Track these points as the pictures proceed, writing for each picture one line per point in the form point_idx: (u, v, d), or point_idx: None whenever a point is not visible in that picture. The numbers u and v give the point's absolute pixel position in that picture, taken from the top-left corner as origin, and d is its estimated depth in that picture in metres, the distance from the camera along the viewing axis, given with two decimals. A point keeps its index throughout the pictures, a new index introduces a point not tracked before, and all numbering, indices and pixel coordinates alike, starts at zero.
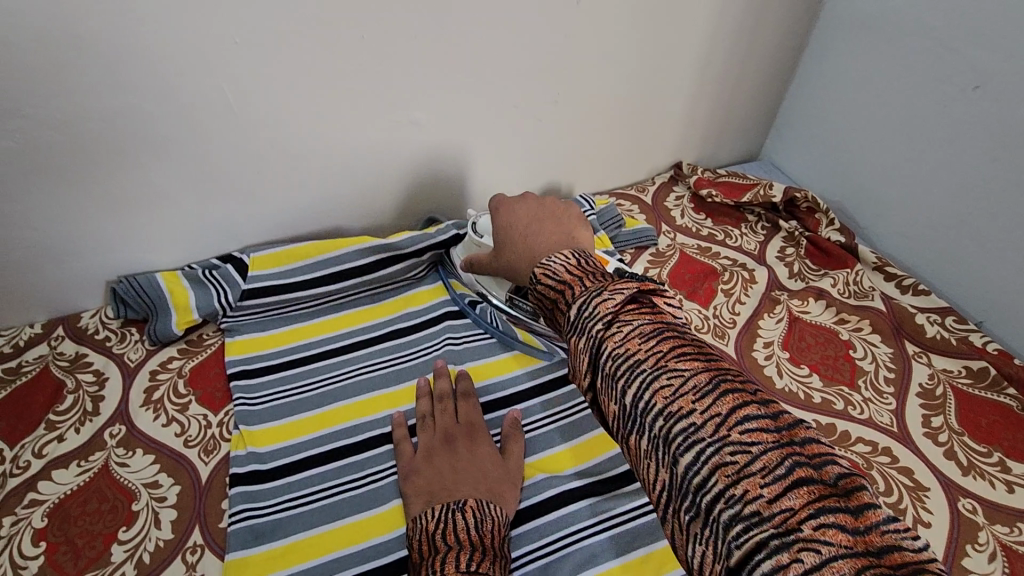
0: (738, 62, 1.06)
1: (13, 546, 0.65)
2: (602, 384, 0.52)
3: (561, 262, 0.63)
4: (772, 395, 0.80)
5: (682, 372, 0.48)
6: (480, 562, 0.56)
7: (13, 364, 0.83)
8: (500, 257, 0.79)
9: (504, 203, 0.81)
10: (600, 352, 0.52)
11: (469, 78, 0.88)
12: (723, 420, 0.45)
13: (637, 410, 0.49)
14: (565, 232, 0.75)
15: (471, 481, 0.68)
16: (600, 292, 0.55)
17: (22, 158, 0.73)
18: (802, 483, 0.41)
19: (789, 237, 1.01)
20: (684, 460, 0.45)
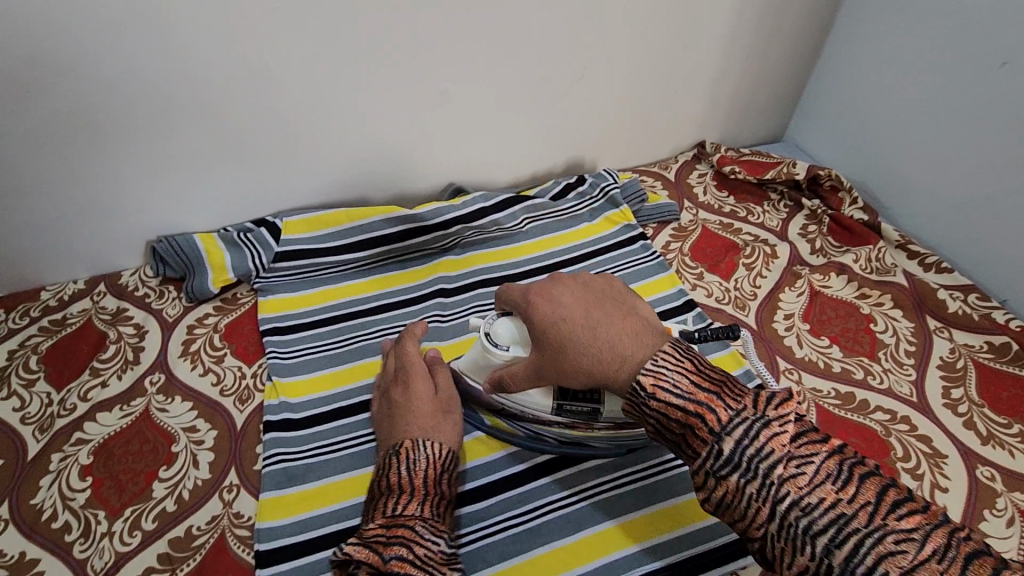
0: (764, 41, 1.06)
1: (62, 479, 0.69)
2: (725, 482, 0.49)
3: (670, 364, 0.53)
4: (792, 364, 0.81)
5: (809, 458, 0.47)
6: (408, 505, 0.59)
7: (59, 316, 0.87)
8: (562, 365, 0.60)
9: (542, 291, 0.65)
10: (733, 455, 0.48)
11: (498, 50, 0.90)
12: (873, 509, 0.44)
13: (771, 504, 0.47)
14: (636, 315, 0.60)
15: (405, 423, 0.67)
16: (759, 419, 0.49)
17: (74, 116, 0.77)
18: (972, 560, 0.41)
19: (812, 214, 1.02)
20: (843, 552, 0.43)
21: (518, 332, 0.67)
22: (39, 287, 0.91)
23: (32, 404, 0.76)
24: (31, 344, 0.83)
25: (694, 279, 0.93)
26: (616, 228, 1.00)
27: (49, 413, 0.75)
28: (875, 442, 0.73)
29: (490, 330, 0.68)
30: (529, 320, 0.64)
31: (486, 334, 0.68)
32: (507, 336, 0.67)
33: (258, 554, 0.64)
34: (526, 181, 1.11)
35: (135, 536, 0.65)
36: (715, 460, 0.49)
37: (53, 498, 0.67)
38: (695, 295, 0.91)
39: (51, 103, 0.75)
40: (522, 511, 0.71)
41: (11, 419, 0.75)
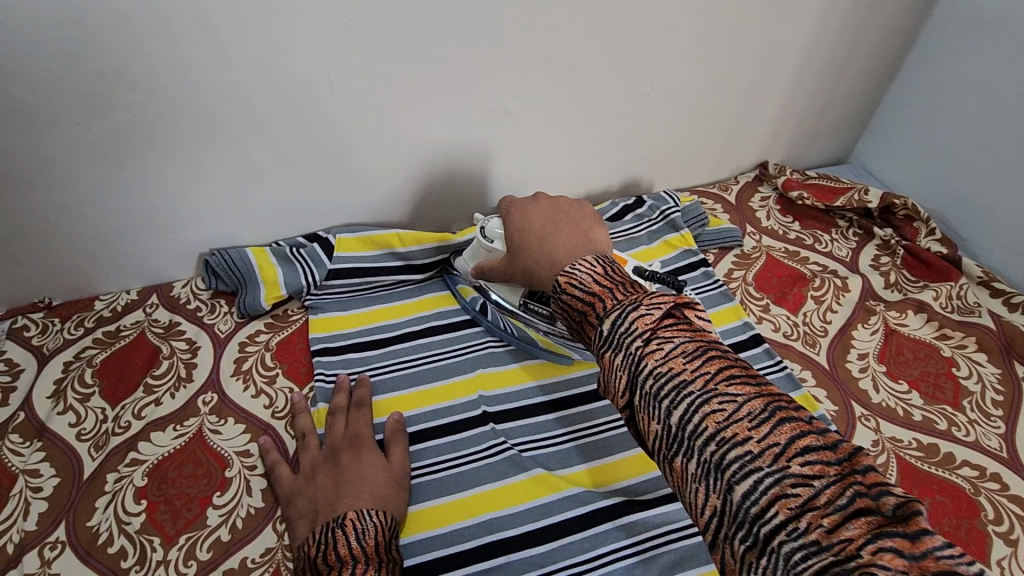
0: (839, 61, 1.01)
1: (117, 503, 0.68)
2: (604, 359, 0.54)
3: (585, 269, 0.62)
4: (868, 410, 0.76)
5: (673, 339, 0.52)
6: (365, 573, 0.56)
7: (113, 328, 0.87)
8: (515, 264, 0.74)
9: (517, 207, 0.77)
10: (607, 334, 0.54)
11: (567, 69, 0.87)
12: (782, 450, 0.44)
13: (670, 419, 0.49)
14: (585, 235, 0.71)
15: (350, 493, 0.64)
16: (635, 306, 0.54)
17: (137, 130, 0.76)
18: (861, 513, 0.41)
19: (884, 244, 0.96)
20: (736, 481, 0.45)
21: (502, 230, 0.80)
22: (94, 296, 0.92)
23: (88, 419, 0.76)
24: (86, 356, 0.83)
25: (759, 311, 0.88)
26: (675, 252, 0.95)
27: (103, 429, 0.75)
28: (965, 501, 0.68)
29: (487, 228, 0.82)
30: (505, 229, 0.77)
31: (483, 230, 0.83)
32: (498, 234, 0.80)
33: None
34: (580, 200, 1.08)
35: (189, 566, 0.64)
36: (597, 338, 0.55)
37: (108, 521, 0.67)
38: (761, 328, 0.86)
39: (116, 117, 0.74)
40: (584, 558, 0.67)
41: (66, 434, 0.74)
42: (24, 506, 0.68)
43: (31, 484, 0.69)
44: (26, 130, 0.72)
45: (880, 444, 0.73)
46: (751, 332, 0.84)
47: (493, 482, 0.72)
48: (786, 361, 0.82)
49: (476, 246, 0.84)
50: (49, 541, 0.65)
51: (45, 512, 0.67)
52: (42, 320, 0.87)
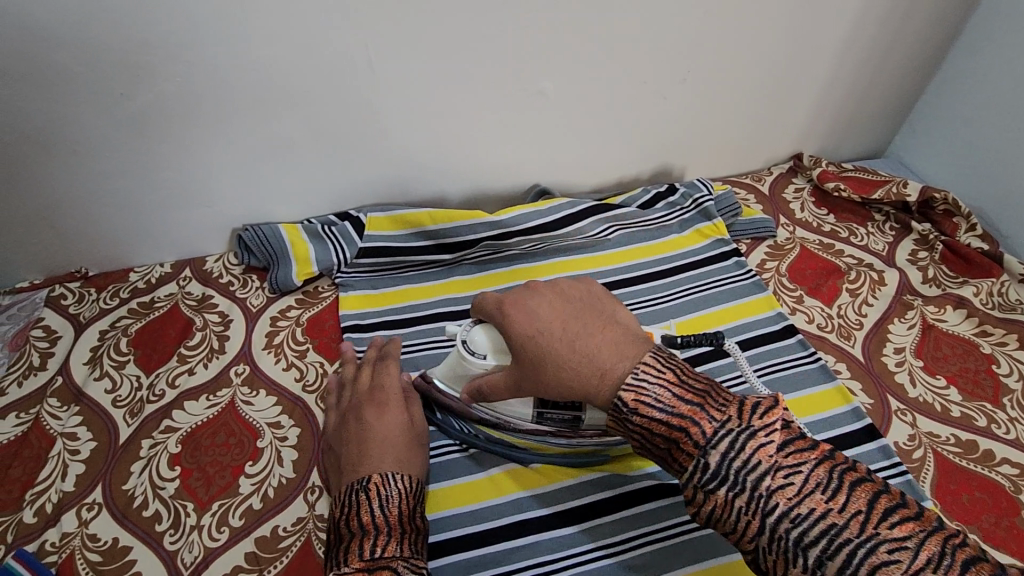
0: (881, 50, 0.99)
1: (152, 467, 0.69)
2: (713, 495, 0.46)
3: (651, 376, 0.51)
4: (904, 404, 0.75)
5: (801, 468, 0.45)
6: (386, 545, 0.55)
7: (148, 299, 0.88)
8: (542, 377, 0.57)
9: (515, 303, 0.61)
10: (715, 468, 0.46)
11: (605, 52, 0.86)
12: (865, 518, 0.42)
13: (761, 519, 0.44)
14: (612, 322, 0.58)
15: (375, 455, 0.63)
16: (740, 429, 0.47)
17: (177, 102, 0.77)
18: (975, 562, 0.40)
19: (922, 239, 0.95)
20: (834, 563, 0.42)
21: (491, 342, 0.65)
22: (129, 268, 0.93)
23: (123, 386, 0.77)
24: (121, 326, 0.84)
25: (793, 302, 0.87)
26: (707, 241, 0.94)
27: (138, 397, 0.76)
28: (1004, 498, 0.67)
29: (467, 339, 0.66)
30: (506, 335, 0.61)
31: (464, 342, 0.67)
32: (484, 346, 0.65)
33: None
34: (611, 187, 1.07)
35: (222, 532, 0.65)
36: (702, 474, 0.47)
37: (143, 485, 0.68)
38: (794, 319, 0.85)
39: (158, 88, 0.75)
40: (613, 540, 0.67)
41: (102, 400, 0.76)
42: (62, 467, 0.69)
43: (69, 446, 0.71)
44: (70, 99, 0.73)
45: (917, 439, 0.72)
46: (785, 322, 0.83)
47: (522, 462, 0.72)
48: (820, 352, 0.81)
49: (458, 359, 0.68)
50: (86, 502, 0.66)
51: (83, 474, 0.68)
52: (79, 290, 0.89)
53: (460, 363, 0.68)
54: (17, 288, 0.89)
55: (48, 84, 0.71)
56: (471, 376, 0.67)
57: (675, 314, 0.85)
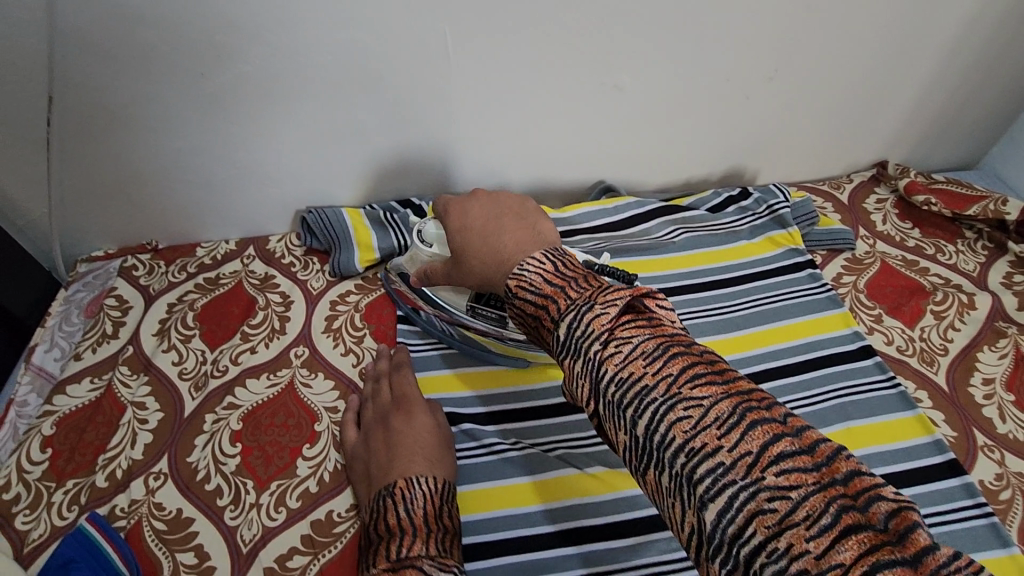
0: (991, 54, 0.91)
1: (214, 443, 0.71)
2: (563, 366, 0.44)
3: (536, 267, 0.50)
4: (993, 442, 0.70)
5: (633, 339, 0.41)
6: (411, 545, 0.53)
7: (213, 275, 0.90)
8: (462, 269, 0.64)
9: (457, 206, 0.68)
10: (564, 339, 0.43)
11: (688, 47, 0.82)
12: (672, 378, 0.38)
13: (593, 382, 0.41)
14: (530, 226, 0.61)
15: (400, 459, 0.63)
16: (587, 304, 0.43)
17: (253, 82, 0.77)
18: (852, 532, 0.31)
19: (1018, 262, 0.88)
20: (645, 425, 0.38)
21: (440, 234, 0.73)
22: (196, 243, 0.95)
23: (189, 359, 0.79)
24: (188, 300, 0.86)
25: (871, 321, 0.82)
26: (780, 250, 0.90)
27: (202, 372, 0.78)
28: None
29: (422, 229, 0.75)
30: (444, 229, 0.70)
31: (418, 233, 0.75)
32: (432, 237, 0.74)
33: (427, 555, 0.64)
34: (678, 187, 1.03)
35: (280, 512, 0.65)
36: (556, 345, 0.44)
37: (206, 459, 0.69)
38: (872, 340, 0.80)
39: (238, 68, 0.75)
40: (671, 556, 0.65)
41: (169, 372, 0.78)
42: (131, 435, 0.71)
43: (137, 415, 0.73)
44: (153, 76, 0.74)
45: (1005, 479, 0.67)
46: (862, 342, 0.78)
47: (579, 467, 0.71)
48: (899, 376, 0.76)
49: (413, 250, 0.77)
50: (152, 471, 0.68)
51: (150, 444, 0.70)
52: (149, 262, 0.92)
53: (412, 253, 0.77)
54: (93, 257, 0.92)
55: (133, 60, 0.72)
56: (419, 264, 0.76)
57: (743, 325, 0.81)
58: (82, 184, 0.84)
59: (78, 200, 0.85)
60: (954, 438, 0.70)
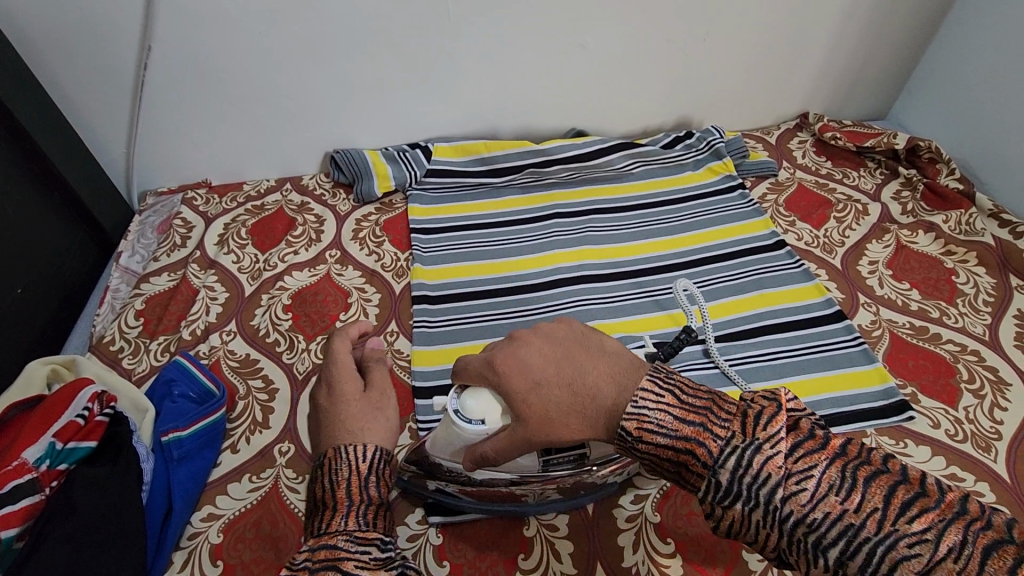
0: (881, 18, 1.14)
1: (271, 311, 0.91)
2: (731, 513, 0.42)
3: (652, 402, 0.46)
4: (872, 300, 0.91)
5: (814, 472, 0.40)
6: (335, 520, 0.49)
7: (259, 203, 1.10)
8: (543, 436, 0.50)
9: (504, 356, 0.53)
10: (731, 488, 0.41)
11: (638, 11, 1.04)
12: (881, 515, 0.38)
13: (780, 528, 0.40)
14: (604, 357, 0.50)
15: (328, 433, 0.56)
16: (753, 447, 0.41)
17: (296, 41, 0.98)
18: (990, 549, 0.35)
19: (906, 182, 1.09)
20: (856, 564, 0.38)
21: (492, 403, 0.53)
22: (243, 181, 1.16)
23: (245, 259, 0.99)
24: (240, 220, 1.07)
25: (787, 224, 1.04)
26: (718, 177, 1.11)
27: (257, 267, 0.98)
28: (943, 365, 0.81)
29: (460, 405, 0.54)
30: (505, 395, 0.52)
31: (457, 410, 0.55)
32: (480, 410, 0.53)
33: (414, 388, 0.81)
34: (637, 134, 1.26)
35: (325, 354, 0.85)
36: (716, 494, 0.42)
37: (265, 322, 0.89)
38: (785, 237, 1.02)
39: (287, 28, 0.96)
40: None
41: (230, 268, 0.98)
42: (205, 307, 0.91)
43: (209, 295, 0.93)
44: (220, 34, 0.95)
45: (877, 322, 0.87)
46: (776, 236, 1.00)
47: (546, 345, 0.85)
48: (804, 260, 0.97)
49: (447, 424, 0.56)
50: (224, 329, 0.88)
51: (222, 311, 0.91)
52: (206, 194, 1.12)
53: (449, 427, 0.56)
54: (159, 191, 1.13)
55: (206, 21, 0.93)
56: (468, 443, 0.56)
57: (684, 230, 1.03)
58: (155, 127, 1.04)
59: (153, 142, 1.06)
60: (842, 297, 0.91)
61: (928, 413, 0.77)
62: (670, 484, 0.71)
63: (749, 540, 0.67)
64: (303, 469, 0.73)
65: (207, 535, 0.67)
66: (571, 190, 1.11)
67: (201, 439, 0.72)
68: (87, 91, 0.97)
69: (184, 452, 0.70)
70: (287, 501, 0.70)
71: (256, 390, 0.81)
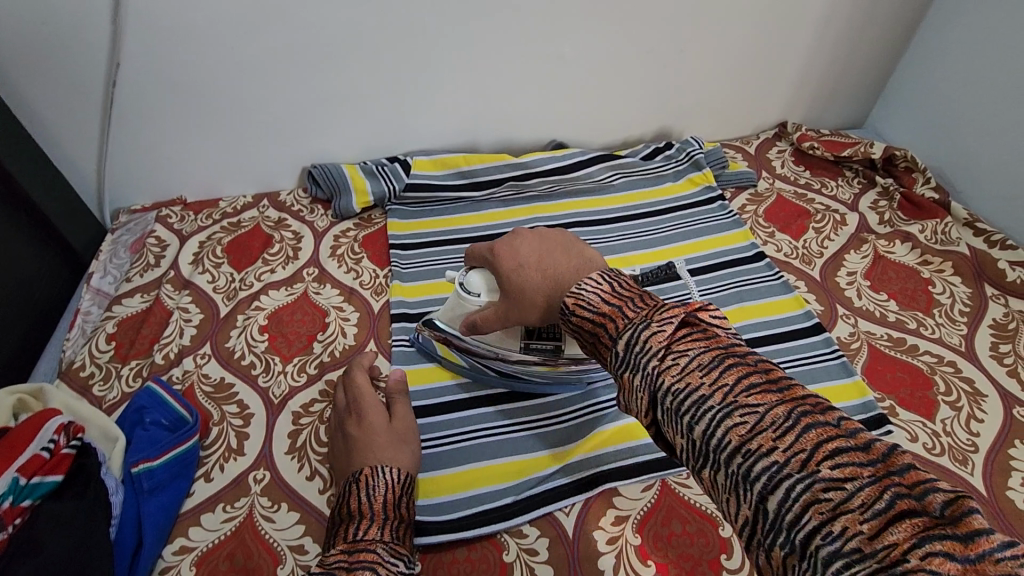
0: (855, 29, 1.15)
1: (247, 332, 0.89)
2: (621, 379, 0.46)
3: (592, 287, 0.54)
4: (850, 312, 0.91)
5: (689, 351, 0.43)
6: (368, 529, 0.58)
7: (235, 220, 1.09)
8: (517, 307, 0.65)
9: (505, 246, 0.69)
10: (623, 355, 0.46)
11: (616, 23, 1.04)
12: (729, 390, 0.40)
13: (650, 392, 0.43)
14: (578, 254, 0.63)
15: (362, 456, 0.67)
16: (645, 324, 0.46)
17: (271, 56, 0.97)
18: (906, 516, 0.32)
19: (884, 192, 1.10)
20: (700, 429, 0.40)
21: (487, 281, 0.70)
22: (219, 198, 1.14)
23: (221, 279, 0.98)
24: (216, 238, 1.05)
25: (766, 236, 1.04)
26: (698, 188, 1.11)
27: (233, 286, 0.97)
28: (921, 377, 0.82)
29: (465, 282, 0.72)
30: (495, 271, 0.68)
31: (461, 284, 0.72)
32: (479, 286, 0.71)
33: None
34: (618, 145, 1.25)
35: (302, 376, 0.84)
36: (615, 360, 0.47)
37: (241, 343, 0.88)
38: (765, 248, 1.02)
39: (261, 43, 0.95)
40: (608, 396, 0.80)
41: (205, 288, 0.96)
42: (179, 329, 0.90)
43: (183, 316, 0.91)
44: (193, 50, 0.93)
45: (856, 335, 0.88)
46: (756, 248, 1.00)
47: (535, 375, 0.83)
48: (784, 272, 0.97)
49: (454, 299, 0.74)
50: (199, 352, 0.87)
51: (196, 334, 0.89)
52: (181, 212, 1.10)
53: (456, 302, 0.73)
54: (132, 209, 1.11)
55: (178, 36, 0.91)
56: (466, 314, 0.73)
57: (664, 243, 1.03)
58: (127, 145, 1.02)
59: (125, 159, 1.04)
60: (822, 309, 0.91)
61: (907, 426, 0.77)
62: (651, 504, 0.71)
63: (730, 560, 0.66)
64: (279, 497, 0.72)
65: (180, 569, 0.65)
66: (551, 203, 1.11)
67: (172, 469, 0.71)
68: (56, 108, 0.95)
69: (155, 483, 0.69)
70: (261, 530, 0.69)
71: (230, 415, 0.79)
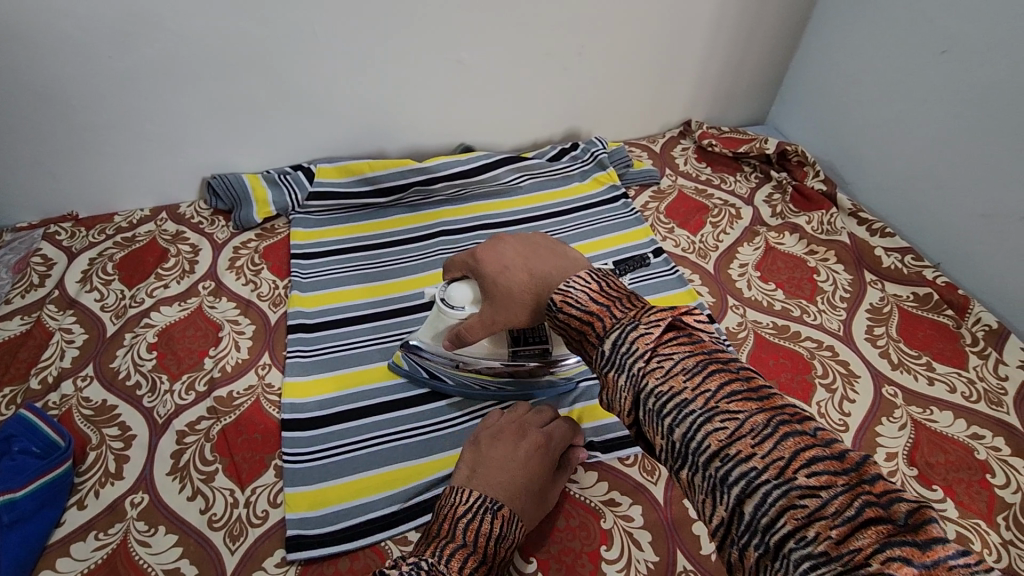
0: (746, 30, 1.20)
1: (134, 351, 0.86)
2: (607, 378, 0.49)
3: (580, 285, 0.55)
4: (739, 302, 0.95)
5: (674, 356, 0.46)
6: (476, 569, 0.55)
7: (130, 235, 1.05)
8: (507, 312, 0.64)
9: (484, 249, 0.67)
10: (610, 353, 0.49)
11: (511, 26, 1.05)
12: (710, 394, 0.43)
13: (637, 394, 0.46)
14: (562, 256, 0.63)
15: (520, 494, 0.62)
16: (633, 324, 0.49)
17: (153, 65, 0.93)
18: (873, 523, 0.35)
19: (778, 185, 1.15)
20: (681, 432, 0.43)
21: (473, 292, 0.70)
22: (114, 212, 1.09)
23: (110, 296, 0.94)
24: (107, 254, 1.01)
25: (665, 232, 1.07)
26: (603, 187, 1.14)
27: (122, 304, 0.93)
28: (800, 362, 0.86)
29: (447, 295, 0.71)
30: (479, 279, 0.67)
31: (444, 300, 0.72)
32: (463, 299, 0.70)
33: (281, 422, 0.79)
34: (528, 147, 1.27)
35: (190, 394, 0.82)
36: (600, 359, 0.50)
37: (127, 363, 0.85)
38: (664, 244, 1.05)
39: (138, 52, 0.91)
40: (498, 402, 0.82)
41: (93, 307, 0.92)
42: (60, 352, 0.86)
43: (65, 338, 0.88)
44: (63, 60, 0.89)
45: (743, 324, 0.91)
46: (653, 244, 1.02)
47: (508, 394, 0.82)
48: (680, 267, 1.00)
49: (440, 315, 0.73)
50: (80, 374, 0.83)
51: (79, 355, 0.86)
52: (71, 228, 1.05)
53: (442, 317, 0.73)
54: (18, 227, 1.04)
55: (51, 48, 0.88)
56: (451, 327, 0.72)
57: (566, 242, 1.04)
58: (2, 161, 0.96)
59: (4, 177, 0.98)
60: (713, 301, 0.94)
61: None
62: None
63: (609, 550, 0.68)
64: (156, 520, 0.69)
65: None
66: (461, 206, 1.11)
67: (39, 497, 0.67)
68: None
69: (16, 516, 0.64)
70: (134, 555, 0.67)
71: (110, 438, 0.76)
